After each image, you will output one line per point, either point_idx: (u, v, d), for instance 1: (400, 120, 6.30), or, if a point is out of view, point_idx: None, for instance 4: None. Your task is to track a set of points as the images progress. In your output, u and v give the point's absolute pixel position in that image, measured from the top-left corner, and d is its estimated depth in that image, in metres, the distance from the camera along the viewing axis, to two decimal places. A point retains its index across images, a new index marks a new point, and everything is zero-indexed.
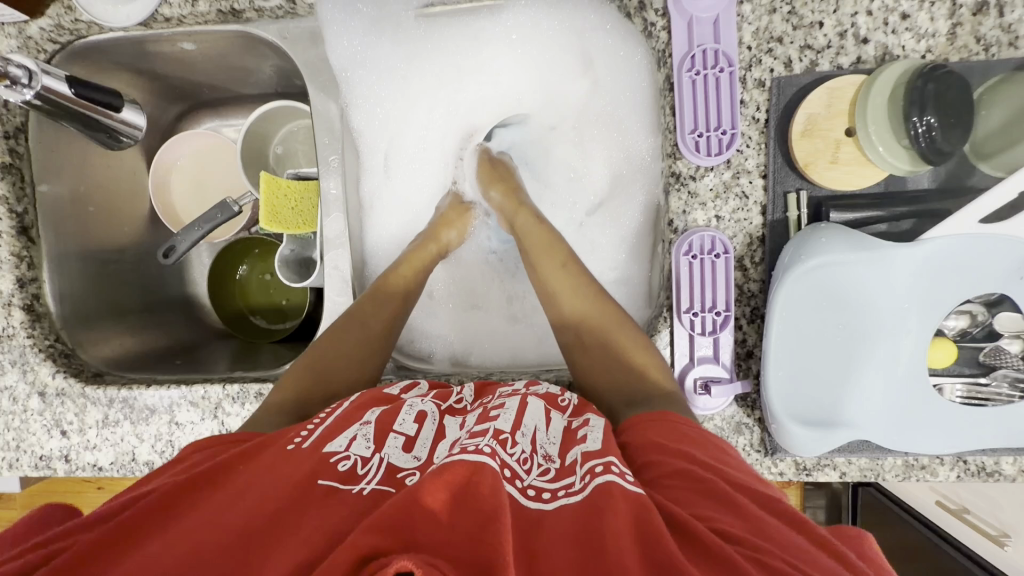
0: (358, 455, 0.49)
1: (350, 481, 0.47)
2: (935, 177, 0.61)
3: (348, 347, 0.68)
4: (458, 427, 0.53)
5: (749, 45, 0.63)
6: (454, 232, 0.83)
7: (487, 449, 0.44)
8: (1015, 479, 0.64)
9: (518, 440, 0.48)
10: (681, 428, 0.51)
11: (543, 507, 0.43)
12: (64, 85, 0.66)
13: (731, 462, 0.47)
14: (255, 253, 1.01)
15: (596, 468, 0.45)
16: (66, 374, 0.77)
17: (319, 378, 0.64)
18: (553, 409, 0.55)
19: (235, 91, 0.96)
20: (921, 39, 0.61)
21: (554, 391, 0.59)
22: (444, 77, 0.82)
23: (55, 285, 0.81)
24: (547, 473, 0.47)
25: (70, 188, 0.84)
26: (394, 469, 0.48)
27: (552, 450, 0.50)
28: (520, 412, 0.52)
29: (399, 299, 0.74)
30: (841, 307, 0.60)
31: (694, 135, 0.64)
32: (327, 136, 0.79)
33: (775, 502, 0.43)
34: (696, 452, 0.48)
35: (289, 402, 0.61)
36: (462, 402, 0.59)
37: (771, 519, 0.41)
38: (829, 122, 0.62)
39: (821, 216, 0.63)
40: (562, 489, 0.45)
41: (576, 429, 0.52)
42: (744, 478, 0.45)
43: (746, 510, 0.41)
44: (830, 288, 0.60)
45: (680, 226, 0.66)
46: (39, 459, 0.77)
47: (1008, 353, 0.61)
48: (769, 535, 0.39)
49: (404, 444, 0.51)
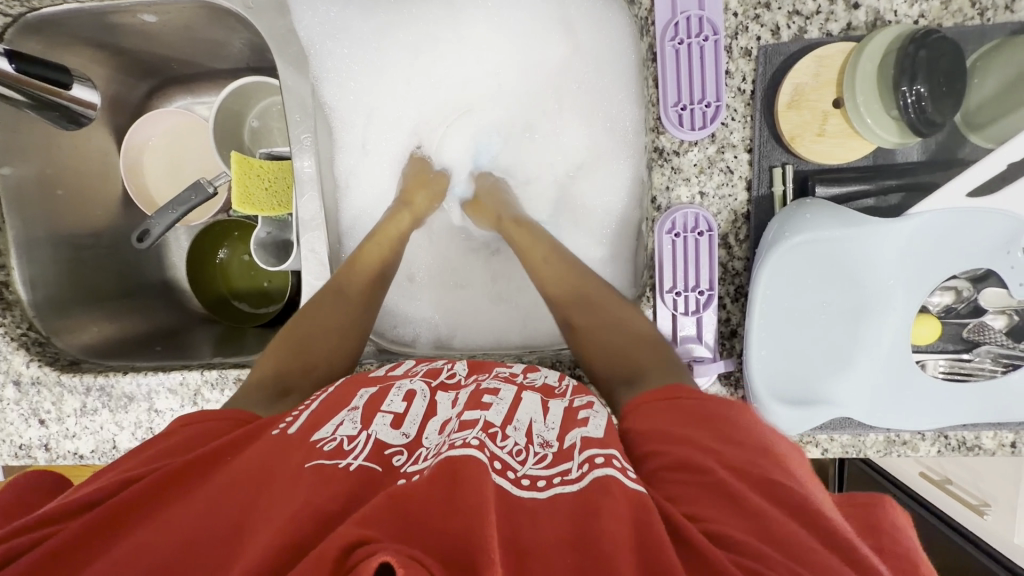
0: (344, 435, 0.48)
1: (337, 456, 0.45)
2: (924, 149, 0.60)
3: (324, 316, 0.66)
4: (450, 404, 0.52)
5: (735, 11, 0.60)
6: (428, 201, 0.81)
7: (475, 442, 0.44)
8: (994, 453, 0.65)
9: (509, 432, 0.47)
10: (685, 407, 0.47)
11: (537, 496, 0.42)
12: (3, 61, 0.63)
13: (742, 442, 0.43)
14: (234, 236, 0.99)
15: (597, 459, 0.43)
16: (40, 362, 0.75)
17: (297, 351, 0.63)
18: (551, 399, 0.53)
19: (204, 66, 0.92)
20: (914, 3, 0.58)
21: (551, 381, 0.57)
22: (419, 49, 0.79)
23: (25, 271, 0.78)
24: (543, 460, 0.45)
25: (36, 169, 0.81)
26: (381, 445, 0.47)
27: (550, 435, 0.48)
28: (513, 406, 0.50)
29: (373, 261, 0.73)
30: (840, 277, 0.59)
31: (678, 108, 0.62)
32: (299, 113, 0.73)
33: (781, 489, 0.39)
34: (700, 435, 0.44)
35: (268, 377, 0.60)
36: (455, 377, 0.57)
37: (776, 512, 0.37)
38: (817, 93, 0.60)
39: (807, 190, 0.62)
40: (557, 476, 0.43)
41: (577, 411, 0.50)
42: (756, 461, 0.41)
43: (745, 503, 0.38)
44: (818, 254, 0.58)
45: (663, 204, 0.64)
46: (19, 448, 0.77)
47: (992, 328, 0.60)
48: (771, 535, 0.36)
49: (392, 421, 0.50)
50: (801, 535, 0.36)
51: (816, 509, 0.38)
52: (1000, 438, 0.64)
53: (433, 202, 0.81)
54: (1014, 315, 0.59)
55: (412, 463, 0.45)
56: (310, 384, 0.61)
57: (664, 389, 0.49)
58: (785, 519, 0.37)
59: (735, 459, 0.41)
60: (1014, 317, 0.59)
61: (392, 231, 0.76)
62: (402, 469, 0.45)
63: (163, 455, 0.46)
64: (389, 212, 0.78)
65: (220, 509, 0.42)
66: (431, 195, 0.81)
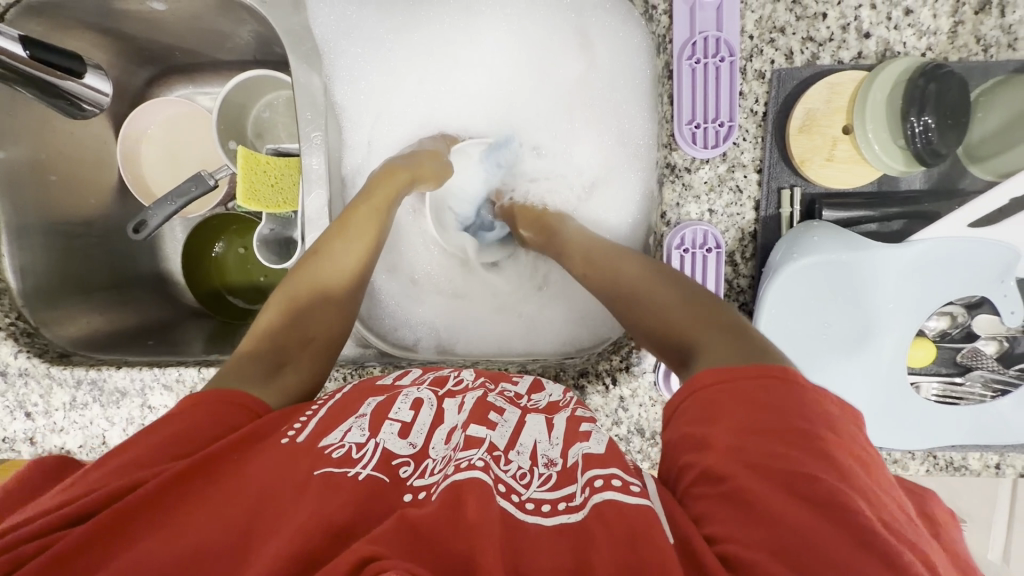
0: (353, 443, 0.47)
1: (346, 464, 0.44)
2: (926, 178, 0.62)
3: (320, 283, 0.64)
4: (456, 410, 0.52)
5: (752, 34, 0.61)
6: (431, 177, 0.76)
7: (480, 464, 0.44)
8: (980, 473, 0.67)
9: (513, 457, 0.46)
10: (706, 398, 0.43)
11: (542, 521, 0.41)
12: (16, 47, 0.62)
13: (772, 432, 0.39)
14: (232, 230, 0.97)
15: (596, 483, 0.42)
16: (29, 354, 0.73)
17: (296, 323, 0.61)
18: (556, 415, 0.52)
19: (209, 56, 0.90)
20: (922, 37, 0.60)
21: (556, 395, 0.56)
22: (432, 52, 0.80)
23: (15, 259, 0.76)
24: (548, 481, 0.44)
25: (29, 153, 0.79)
26: (389, 455, 0.47)
27: (554, 454, 0.47)
28: (516, 430, 0.49)
29: (371, 228, 0.68)
30: (848, 296, 0.60)
31: (692, 126, 0.63)
32: (310, 110, 0.72)
33: (808, 485, 0.36)
34: (721, 432, 0.41)
35: (266, 349, 0.58)
36: (461, 384, 0.57)
37: (798, 517, 0.35)
38: (827, 119, 0.61)
39: (813, 213, 0.63)
40: (561, 502, 0.42)
41: (580, 423, 0.50)
42: (782, 454, 0.38)
43: (767, 514, 0.36)
44: (829, 277, 0.59)
45: (672, 219, 0.65)
46: (3, 441, 0.75)
47: (985, 354, 0.62)
48: (787, 549, 0.35)
49: (400, 430, 0.49)
50: (827, 543, 0.34)
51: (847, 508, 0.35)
52: (986, 460, 0.66)
53: (433, 178, 0.76)
54: (1004, 342, 0.61)
55: (419, 477, 0.45)
56: (308, 356, 0.60)
57: (709, 373, 0.44)
58: (805, 520, 0.35)
59: (760, 457, 0.38)
60: (1005, 343, 0.61)
61: (388, 192, 0.70)
62: (409, 482, 0.45)
63: (164, 450, 0.45)
64: (387, 167, 0.73)
65: (225, 514, 0.41)
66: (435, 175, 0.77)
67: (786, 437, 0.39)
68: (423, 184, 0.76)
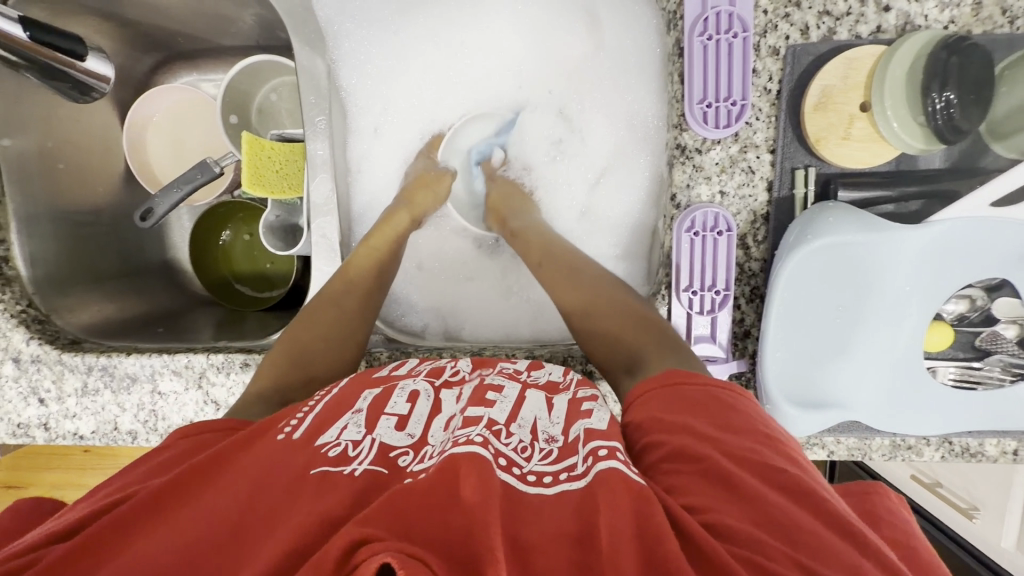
0: (349, 440, 0.46)
1: (342, 463, 0.44)
2: (947, 157, 0.60)
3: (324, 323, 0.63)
4: (455, 401, 0.52)
5: (766, 9, 0.60)
6: (433, 200, 0.78)
7: (479, 439, 0.43)
8: (996, 460, 0.65)
9: (514, 431, 0.46)
10: (684, 393, 0.45)
11: (544, 493, 0.40)
12: (15, 27, 0.61)
13: (745, 431, 0.41)
14: (239, 218, 0.97)
15: (600, 451, 0.42)
16: (40, 341, 0.74)
17: (298, 362, 0.59)
18: (556, 395, 0.52)
19: (214, 42, 0.90)
20: (944, 9, 0.58)
21: (556, 375, 0.55)
22: (436, 33, 0.78)
23: (26, 248, 0.76)
24: (549, 455, 0.44)
25: (37, 142, 0.79)
26: (386, 449, 0.46)
27: (555, 431, 0.47)
28: (518, 404, 0.49)
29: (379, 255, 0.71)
30: (853, 280, 0.59)
31: (702, 105, 0.61)
32: (314, 94, 0.72)
33: (786, 479, 0.38)
34: (699, 424, 0.42)
35: (271, 389, 0.57)
36: (459, 373, 0.56)
37: (782, 503, 0.36)
38: (844, 95, 0.59)
39: (829, 194, 0.62)
40: (564, 472, 0.42)
41: (581, 403, 0.50)
42: (756, 448, 0.40)
43: (747, 493, 0.37)
44: (839, 260, 0.58)
45: (683, 201, 0.64)
46: (18, 426, 0.76)
47: (1004, 338, 0.61)
48: (770, 523, 0.35)
49: (397, 423, 0.49)
50: (806, 522, 0.35)
51: (827, 503, 0.36)
52: (1003, 446, 0.64)
53: (435, 201, 0.79)
54: None
55: (418, 463, 0.44)
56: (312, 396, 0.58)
57: (668, 375, 0.47)
58: (785, 504, 0.36)
59: (738, 448, 0.40)
60: None
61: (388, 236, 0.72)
62: (409, 469, 0.44)
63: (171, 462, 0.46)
64: (387, 213, 0.76)
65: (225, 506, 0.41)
66: (435, 195, 0.79)
67: (761, 438, 0.41)
68: (426, 213, 0.78)
